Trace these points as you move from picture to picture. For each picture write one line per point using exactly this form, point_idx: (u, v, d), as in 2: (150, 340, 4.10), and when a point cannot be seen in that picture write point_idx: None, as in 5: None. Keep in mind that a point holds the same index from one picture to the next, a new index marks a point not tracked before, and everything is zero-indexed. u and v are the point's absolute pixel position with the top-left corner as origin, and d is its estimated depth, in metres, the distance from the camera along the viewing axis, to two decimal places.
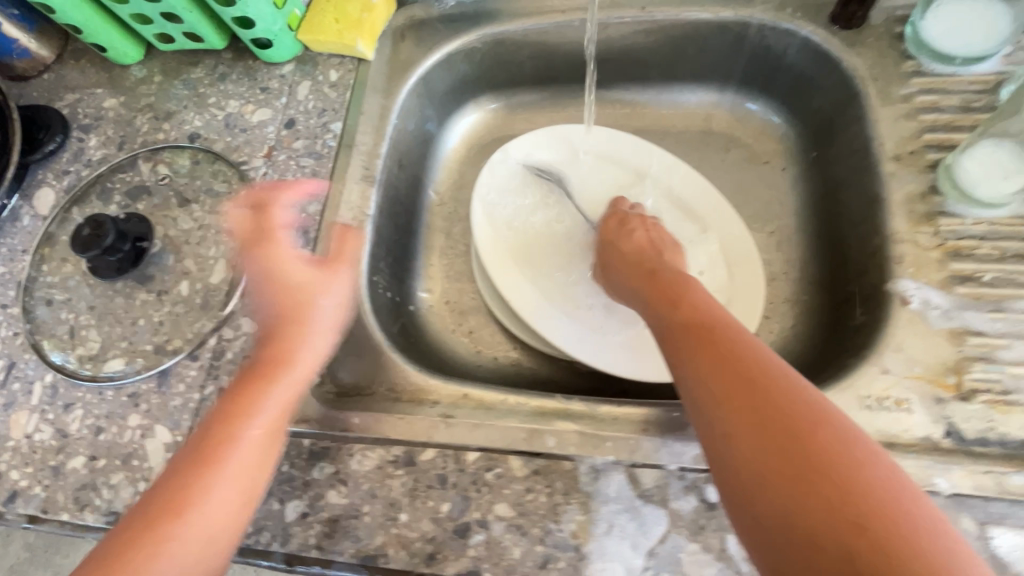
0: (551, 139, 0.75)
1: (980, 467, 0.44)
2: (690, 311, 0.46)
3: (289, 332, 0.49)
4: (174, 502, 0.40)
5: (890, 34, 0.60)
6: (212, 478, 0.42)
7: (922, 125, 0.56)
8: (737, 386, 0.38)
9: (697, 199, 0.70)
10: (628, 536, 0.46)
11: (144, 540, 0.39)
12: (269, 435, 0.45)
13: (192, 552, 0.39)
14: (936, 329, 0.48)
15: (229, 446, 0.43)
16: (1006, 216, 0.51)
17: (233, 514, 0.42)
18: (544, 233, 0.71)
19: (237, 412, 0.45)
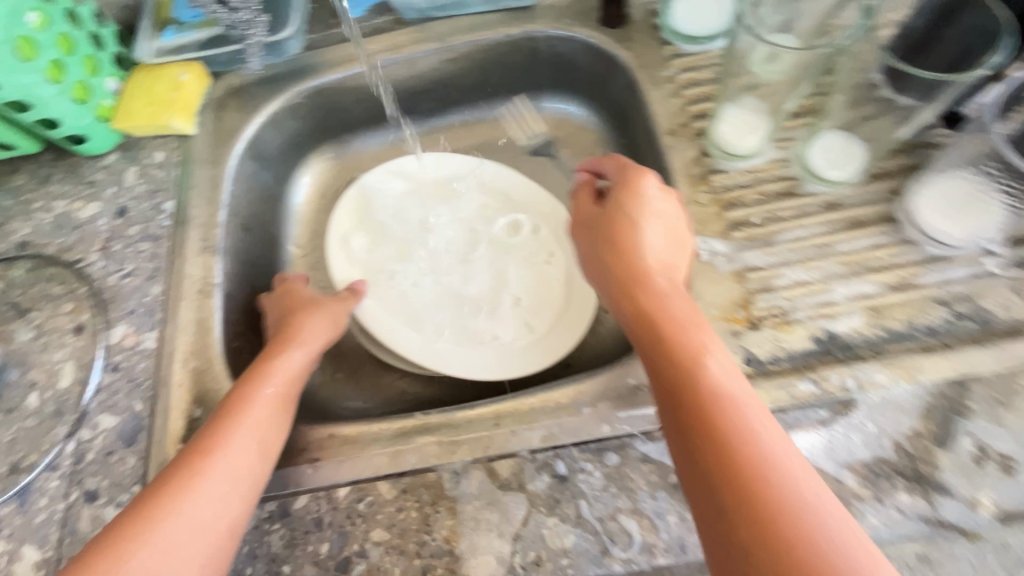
0: (392, 173, 0.78)
1: (774, 383, 0.50)
2: (700, 387, 0.40)
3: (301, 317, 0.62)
4: (202, 450, 0.48)
5: (649, 26, 0.68)
6: (229, 435, 0.49)
7: (686, 99, 0.63)
8: (760, 512, 0.34)
9: (530, 200, 0.75)
10: (493, 527, 0.49)
11: (180, 484, 0.45)
12: (278, 399, 0.54)
13: (215, 493, 0.45)
14: (724, 273, 0.55)
15: (259, 404, 0.52)
16: (762, 163, 0.58)
17: (251, 462, 0.48)
18: (400, 261, 0.73)
19: (263, 377, 0.54)
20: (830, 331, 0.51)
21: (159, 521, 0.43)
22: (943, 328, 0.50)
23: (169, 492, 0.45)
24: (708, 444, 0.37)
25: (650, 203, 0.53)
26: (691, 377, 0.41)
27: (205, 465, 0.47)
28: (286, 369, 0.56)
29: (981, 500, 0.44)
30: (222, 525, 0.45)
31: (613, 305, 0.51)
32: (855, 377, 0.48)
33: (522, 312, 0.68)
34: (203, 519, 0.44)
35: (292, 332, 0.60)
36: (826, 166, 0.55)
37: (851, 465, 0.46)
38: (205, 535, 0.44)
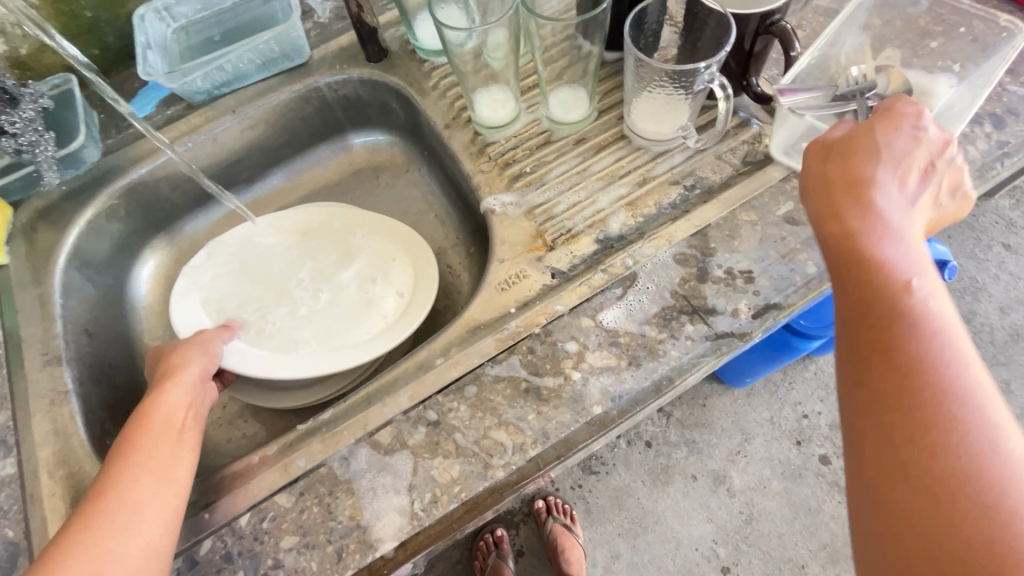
0: (227, 242, 0.82)
1: (575, 283, 0.60)
2: (902, 316, 0.38)
3: (171, 358, 0.61)
4: (105, 495, 0.48)
5: (406, 52, 0.81)
6: (121, 472, 0.49)
7: (451, 98, 0.76)
8: (892, 406, 0.36)
9: (359, 221, 0.83)
10: (390, 488, 0.54)
11: (89, 529, 0.46)
12: (170, 431, 0.54)
13: (123, 525, 0.46)
14: (517, 216, 0.66)
15: (156, 441, 0.52)
16: (521, 126, 0.72)
17: (152, 489, 0.49)
18: (251, 308, 0.76)
19: (150, 419, 0.54)
20: (607, 231, 0.63)
21: (69, 565, 0.44)
22: (683, 200, 0.64)
23: (75, 541, 0.45)
24: (873, 353, 0.38)
25: (910, 147, 0.45)
26: (891, 312, 0.38)
27: (104, 505, 0.47)
28: (174, 407, 0.56)
29: (740, 308, 0.57)
30: (138, 551, 0.46)
31: (817, 217, 0.46)
32: (632, 256, 0.61)
33: (380, 309, 0.75)
34: (116, 554, 0.45)
35: (167, 374, 0.59)
36: (564, 112, 0.69)
37: (648, 320, 0.57)
38: (128, 567, 0.45)
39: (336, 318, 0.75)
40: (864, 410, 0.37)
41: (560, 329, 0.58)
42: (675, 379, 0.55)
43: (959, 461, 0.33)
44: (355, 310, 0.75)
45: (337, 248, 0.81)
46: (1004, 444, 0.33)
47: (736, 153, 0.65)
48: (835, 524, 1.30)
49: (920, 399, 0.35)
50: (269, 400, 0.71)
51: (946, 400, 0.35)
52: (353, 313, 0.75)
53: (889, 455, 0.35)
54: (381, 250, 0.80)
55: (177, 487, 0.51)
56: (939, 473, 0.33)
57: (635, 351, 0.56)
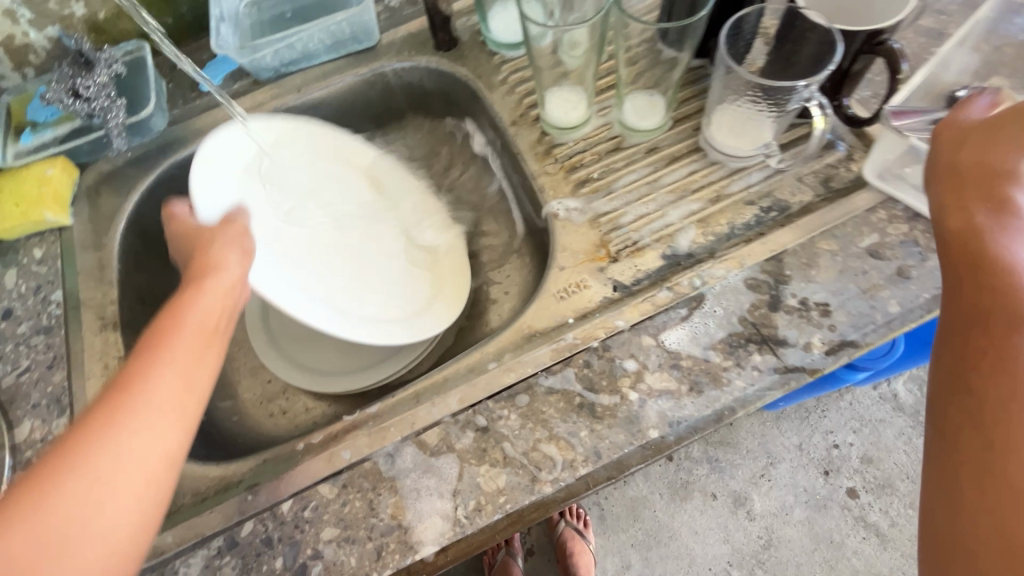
0: (272, 134, 0.72)
1: (638, 299, 0.58)
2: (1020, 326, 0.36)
3: (208, 254, 0.55)
4: (130, 389, 0.42)
5: (477, 43, 0.79)
6: (149, 366, 0.43)
7: (519, 94, 0.74)
8: (995, 414, 0.35)
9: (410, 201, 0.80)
10: (434, 490, 0.53)
11: (109, 421, 0.40)
12: (204, 332, 0.48)
13: (145, 426, 0.41)
14: (581, 223, 0.64)
15: (189, 339, 0.46)
16: (590, 130, 0.69)
17: (179, 391, 0.43)
18: (279, 236, 0.70)
19: (183, 316, 0.48)
20: (674, 247, 0.61)
21: (86, 459, 0.38)
22: (757, 221, 0.61)
23: (92, 432, 0.39)
24: (980, 361, 0.37)
25: None
26: (1015, 319, 0.37)
27: (127, 400, 0.41)
28: (210, 306, 0.50)
29: (813, 342, 0.54)
30: (157, 456, 0.40)
31: (938, 211, 0.44)
32: (700, 276, 0.58)
33: (407, 295, 0.73)
34: (133, 456, 0.39)
35: (206, 270, 0.53)
36: (640, 119, 0.66)
37: (713, 346, 0.55)
38: (141, 472, 0.39)
39: (359, 293, 0.72)
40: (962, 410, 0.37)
41: (619, 345, 0.56)
42: (737, 410, 0.53)
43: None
44: (381, 293, 0.73)
45: (380, 219, 0.78)
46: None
47: (818, 177, 0.62)
48: (857, 561, 1.26)
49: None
50: (311, 384, 0.72)
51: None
52: (381, 291, 0.73)
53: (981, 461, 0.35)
54: (421, 242, 0.78)
55: (203, 393, 0.45)
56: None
57: (696, 376, 0.54)
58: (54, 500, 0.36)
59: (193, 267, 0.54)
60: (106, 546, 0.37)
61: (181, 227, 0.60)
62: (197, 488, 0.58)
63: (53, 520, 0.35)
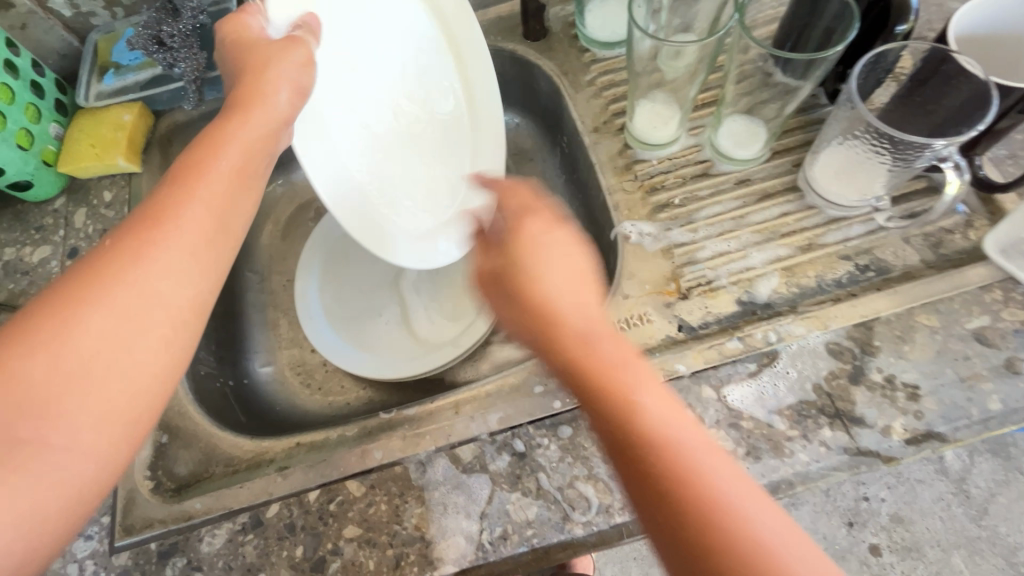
0: None
1: (705, 345, 0.54)
2: (649, 446, 0.33)
3: (260, 76, 0.47)
4: (154, 221, 0.38)
5: (568, 36, 0.74)
6: (181, 200, 0.39)
7: (606, 99, 0.69)
8: (723, 560, 0.30)
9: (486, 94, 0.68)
10: (461, 509, 0.51)
11: (135, 251, 0.36)
12: (238, 173, 0.43)
13: (173, 263, 0.37)
14: (654, 251, 0.60)
15: (220, 176, 0.42)
16: (678, 149, 0.64)
17: (211, 234, 0.39)
18: (341, 76, 0.59)
19: (219, 148, 0.43)
20: (752, 293, 0.56)
21: (103, 292, 0.34)
22: (850, 280, 0.55)
23: (112, 263, 0.35)
24: (652, 505, 0.32)
25: (568, 257, 0.42)
26: (642, 445, 0.33)
27: (155, 231, 0.37)
28: (249, 146, 0.45)
29: (894, 427, 0.49)
30: (183, 300, 0.37)
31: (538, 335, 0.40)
32: (775, 331, 0.54)
33: (439, 205, 0.67)
34: (161, 293, 0.36)
35: (254, 96, 0.46)
36: (735, 146, 0.61)
37: (779, 411, 0.51)
38: (168, 313, 0.36)
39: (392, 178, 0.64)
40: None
41: (675, 392, 0.53)
42: (796, 485, 0.48)
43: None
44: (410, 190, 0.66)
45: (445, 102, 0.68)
46: (809, 537, 0.31)
47: (926, 241, 0.56)
48: None
49: (740, 566, 0.29)
50: (347, 365, 0.71)
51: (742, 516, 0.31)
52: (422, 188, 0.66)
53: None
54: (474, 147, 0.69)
55: (231, 235, 0.41)
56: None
57: (755, 440, 0.50)
58: (76, 331, 0.33)
59: (239, 87, 0.47)
60: (124, 385, 0.34)
61: (245, 28, 0.51)
62: (230, 459, 0.58)
63: (74, 352, 0.33)
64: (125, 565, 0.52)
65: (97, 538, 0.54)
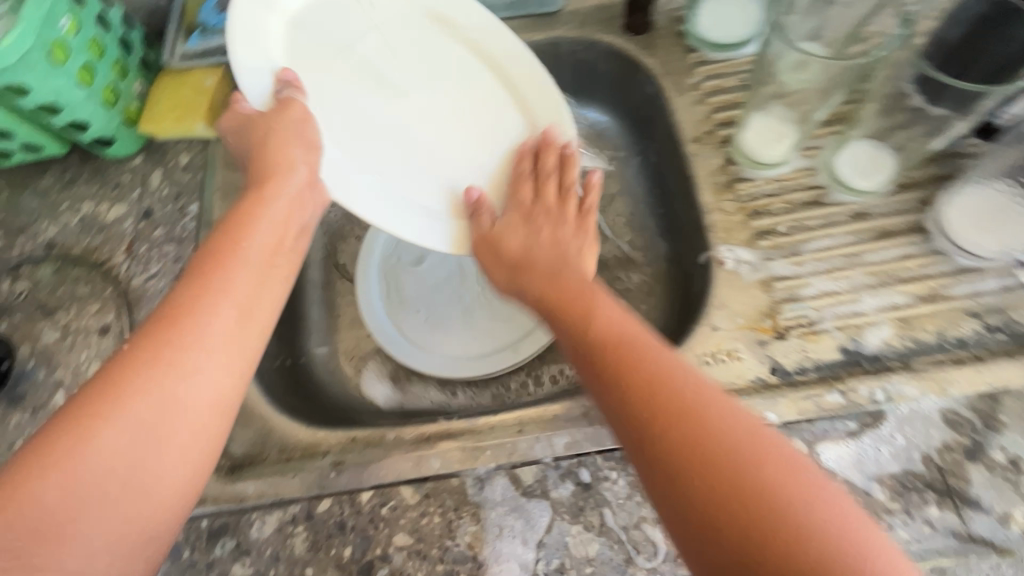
0: None
1: (800, 394, 0.49)
2: (603, 343, 0.41)
3: (273, 153, 0.47)
4: (176, 322, 0.37)
5: (673, 33, 0.68)
6: (206, 298, 0.39)
7: (711, 107, 0.63)
8: (679, 434, 0.34)
9: (536, 91, 0.62)
10: (517, 534, 0.49)
11: (159, 356, 0.36)
12: (262, 265, 0.43)
13: (200, 365, 0.37)
14: (750, 281, 0.55)
15: (248, 267, 0.42)
16: (788, 171, 0.58)
17: (237, 334, 0.39)
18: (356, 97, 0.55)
19: (245, 242, 0.44)
20: (859, 342, 0.51)
21: (128, 400, 0.35)
22: (976, 341, 0.49)
23: (137, 368, 0.36)
24: (615, 399, 0.38)
25: (524, 226, 0.56)
26: (602, 342, 0.41)
27: (181, 332, 0.37)
28: (269, 237, 0.45)
29: (1012, 516, 0.44)
30: (206, 405, 0.37)
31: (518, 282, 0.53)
32: (885, 389, 0.48)
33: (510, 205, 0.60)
34: (184, 399, 0.36)
35: (276, 173, 0.47)
36: (855, 176, 0.55)
37: (880, 479, 0.46)
38: (190, 419, 0.36)
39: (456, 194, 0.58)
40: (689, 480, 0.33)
41: None
42: None
43: (799, 500, 0.31)
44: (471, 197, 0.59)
45: (490, 113, 0.62)
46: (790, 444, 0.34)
47: None
48: None
49: (697, 426, 0.34)
50: (401, 356, 0.69)
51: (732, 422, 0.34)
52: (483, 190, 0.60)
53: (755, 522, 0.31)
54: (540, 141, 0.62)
55: (259, 331, 0.41)
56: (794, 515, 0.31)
57: None
58: (91, 450, 0.33)
59: (258, 167, 0.48)
60: (144, 497, 0.34)
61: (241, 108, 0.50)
62: (284, 445, 0.57)
63: (88, 473, 0.33)
64: (177, 538, 0.53)
65: None
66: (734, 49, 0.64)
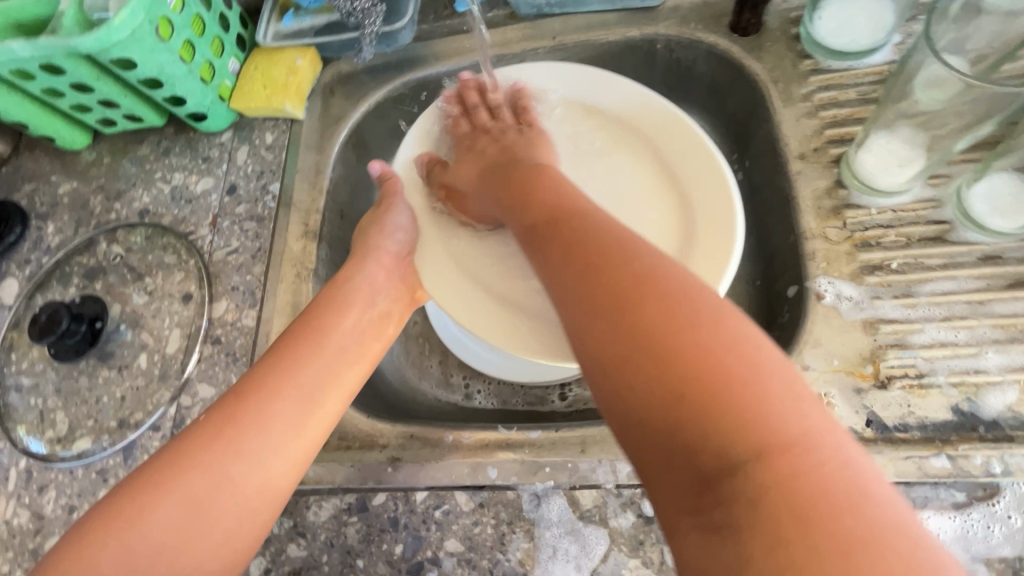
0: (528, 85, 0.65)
1: (901, 453, 0.45)
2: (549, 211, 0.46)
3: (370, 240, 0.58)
4: (247, 405, 0.45)
5: (786, 35, 0.62)
6: (300, 367, 0.48)
7: (823, 122, 0.57)
8: (598, 270, 0.38)
9: (703, 168, 0.58)
10: (571, 559, 0.47)
11: (255, 412, 0.44)
12: (347, 340, 0.51)
13: (286, 423, 0.45)
14: (850, 320, 0.49)
15: (319, 355, 0.49)
16: (908, 201, 0.52)
17: (319, 402, 0.47)
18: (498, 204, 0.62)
19: (326, 344, 0.50)
20: (975, 404, 0.45)
21: (234, 439, 0.43)
22: None
23: (241, 418, 0.44)
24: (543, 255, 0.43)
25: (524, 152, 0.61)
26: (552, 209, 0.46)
27: (279, 392, 0.46)
28: (355, 319, 0.53)
29: None
30: (287, 460, 0.44)
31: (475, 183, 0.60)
32: (1001, 460, 0.43)
33: None
34: (271, 451, 0.43)
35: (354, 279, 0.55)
36: (990, 212, 0.49)
37: (988, 560, 0.42)
38: (271, 469, 0.43)
39: None
40: (652, 469, 0.31)
41: None
42: None
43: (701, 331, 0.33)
44: None
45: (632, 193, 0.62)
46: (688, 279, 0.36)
47: None
48: None
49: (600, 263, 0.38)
50: (459, 351, 0.68)
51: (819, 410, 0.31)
52: None
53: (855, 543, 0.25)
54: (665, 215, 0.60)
55: (322, 422, 0.47)
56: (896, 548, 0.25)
57: None
58: (164, 508, 0.39)
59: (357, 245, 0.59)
60: (199, 557, 0.39)
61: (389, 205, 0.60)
62: (345, 432, 0.57)
63: (148, 537, 0.38)
64: None
65: None
66: (857, 59, 0.58)
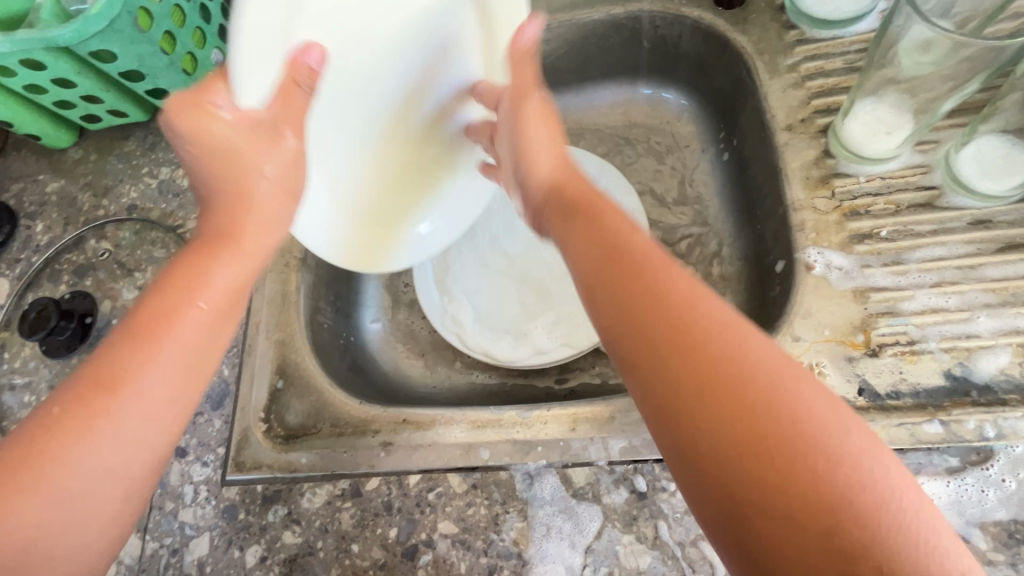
0: None
1: (894, 420, 0.44)
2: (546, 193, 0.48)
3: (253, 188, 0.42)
4: (77, 396, 0.34)
5: (771, 7, 0.61)
6: (149, 351, 0.36)
7: (809, 92, 0.57)
8: (597, 242, 0.39)
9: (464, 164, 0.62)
10: (565, 536, 0.47)
11: (90, 408, 0.34)
12: (214, 316, 0.39)
13: (133, 422, 0.35)
14: (842, 290, 0.49)
15: (170, 335, 0.37)
16: (896, 168, 0.52)
17: (180, 388, 0.37)
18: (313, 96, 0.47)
19: (194, 285, 0.38)
20: (968, 369, 0.45)
21: (63, 445, 0.33)
22: None
23: (70, 418, 0.34)
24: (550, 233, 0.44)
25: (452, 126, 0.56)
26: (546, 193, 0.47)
27: (118, 386, 0.35)
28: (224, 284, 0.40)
29: None
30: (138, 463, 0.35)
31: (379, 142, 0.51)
32: (995, 424, 0.43)
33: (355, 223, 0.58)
34: (115, 456, 0.34)
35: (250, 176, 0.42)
36: (980, 175, 0.48)
37: (982, 524, 0.42)
38: (118, 470, 0.34)
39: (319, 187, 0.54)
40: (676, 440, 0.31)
41: None
42: None
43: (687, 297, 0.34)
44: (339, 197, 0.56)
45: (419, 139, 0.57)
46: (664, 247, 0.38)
47: None
48: None
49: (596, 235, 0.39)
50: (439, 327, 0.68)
51: (782, 374, 0.30)
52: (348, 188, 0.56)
53: (772, 551, 0.27)
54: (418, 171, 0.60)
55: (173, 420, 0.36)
56: (832, 513, 0.27)
57: None
58: None
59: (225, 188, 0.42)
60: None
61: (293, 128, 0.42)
62: (338, 419, 0.56)
63: None
64: (233, 500, 0.54)
65: (212, 467, 0.57)
66: (843, 27, 0.57)
